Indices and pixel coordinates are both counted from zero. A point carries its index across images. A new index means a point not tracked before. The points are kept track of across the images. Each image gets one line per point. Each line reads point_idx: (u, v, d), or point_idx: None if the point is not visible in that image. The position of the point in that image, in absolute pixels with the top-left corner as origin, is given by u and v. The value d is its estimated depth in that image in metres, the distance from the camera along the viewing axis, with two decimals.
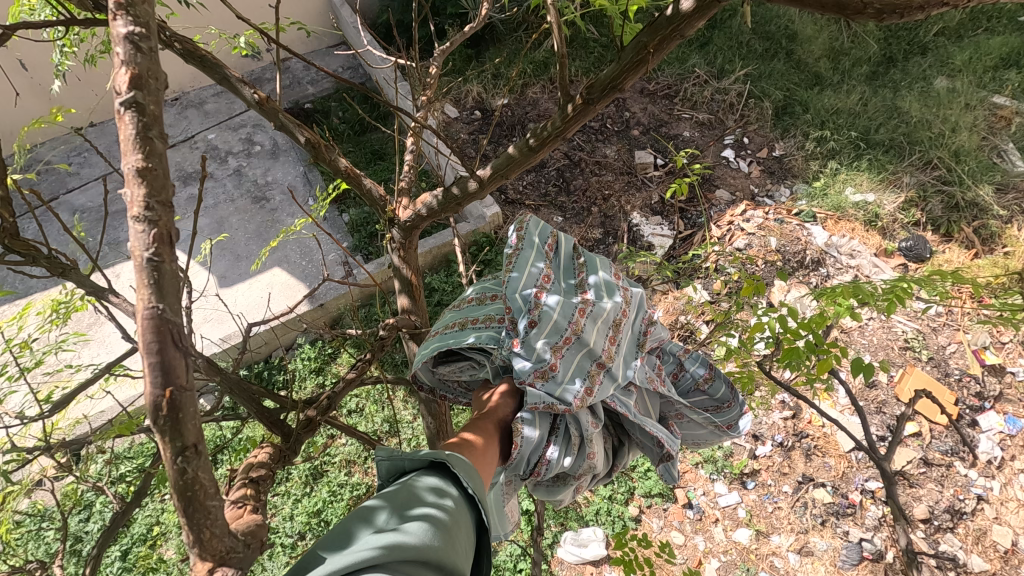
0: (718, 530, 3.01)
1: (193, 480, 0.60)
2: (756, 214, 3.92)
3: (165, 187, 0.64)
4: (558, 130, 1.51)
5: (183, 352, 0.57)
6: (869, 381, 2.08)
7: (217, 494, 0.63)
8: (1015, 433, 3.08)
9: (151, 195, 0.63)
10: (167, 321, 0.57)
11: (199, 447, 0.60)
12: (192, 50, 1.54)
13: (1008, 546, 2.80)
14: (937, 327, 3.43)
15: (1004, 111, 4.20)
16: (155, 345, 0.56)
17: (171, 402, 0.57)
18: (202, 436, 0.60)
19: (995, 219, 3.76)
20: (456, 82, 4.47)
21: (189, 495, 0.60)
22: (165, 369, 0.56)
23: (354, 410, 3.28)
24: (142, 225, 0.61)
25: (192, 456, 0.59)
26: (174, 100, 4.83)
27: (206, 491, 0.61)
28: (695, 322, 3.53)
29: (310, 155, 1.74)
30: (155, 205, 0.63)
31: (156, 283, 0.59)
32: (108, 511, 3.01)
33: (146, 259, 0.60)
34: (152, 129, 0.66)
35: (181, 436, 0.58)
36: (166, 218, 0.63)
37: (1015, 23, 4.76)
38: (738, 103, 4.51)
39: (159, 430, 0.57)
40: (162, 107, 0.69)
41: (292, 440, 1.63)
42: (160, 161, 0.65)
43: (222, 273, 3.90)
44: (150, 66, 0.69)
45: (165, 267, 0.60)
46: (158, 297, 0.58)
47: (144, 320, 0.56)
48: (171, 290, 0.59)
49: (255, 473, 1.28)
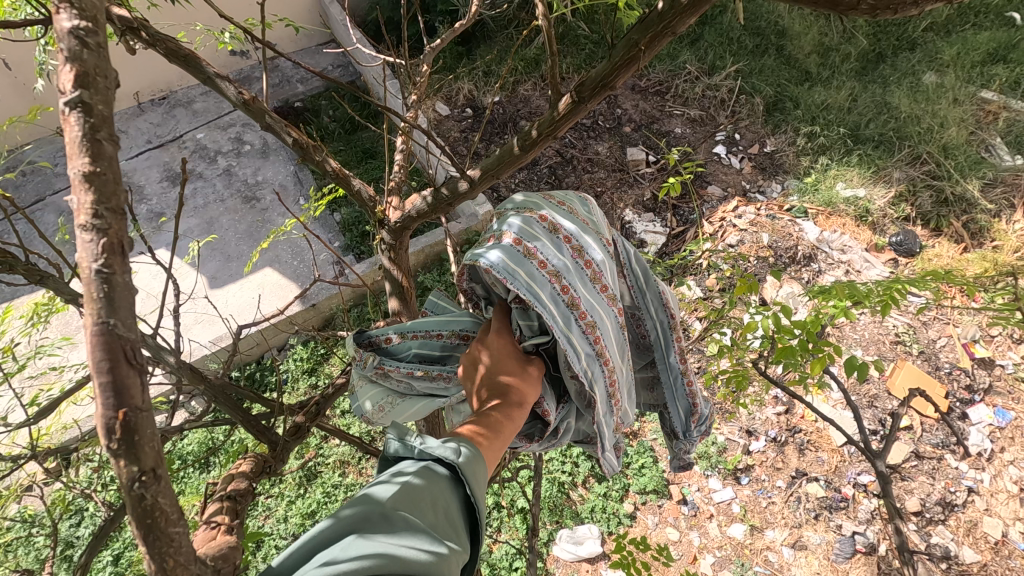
0: (713, 525, 3.02)
1: (152, 506, 0.57)
2: (748, 210, 3.93)
3: (116, 194, 0.61)
4: (549, 129, 1.50)
5: (137, 371, 0.55)
6: (865, 379, 2.07)
7: (182, 520, 0.60)
8: (1005, 425, 3.11)
9: (100, 202, 0.59)
10: (119, 338, 0.55)
11: (158, 471, 0.57)
12: (175, 49, 1.51)
13: (998, 537, 2.83)
14: (929, 321, 3.45)
15: (991, 105, 4.24)
16: (107, 363, 0.55)
17: (125, 423, 0.55)
18: (161, 460, 0.57)
19: (984, 213, 3.79)
20: (447, 79, 4.44)
21: (149, 522, 0.57)
22: (118, 390, 0.54)
23: (348, 411, 3.26)
24: (89, 234, 0.58)
25: (150, 482, 0.56)
26: (160, 99, 4.77)
27: (168, 517, 0.58)
28: (689, 318, 3.54)
29: (298, 156, 1.72)
30: (105, 213, 0.60)
31: (107, 296, 0.56)
32: (99, 516, 2.98)
33: (95, 270, 0.57)
34: (101, 132, 0.62)
35: (138, 460, 0.55)
36: (117, 226, 0.60)
37: (1003, 18, 4.79)
38: (730, 100, 4.52)
39: (114, 454, 0.55)
40: (111, 108, 0.65)
41: (280, 447, 1.61)
42: (110, 166, 0.62)
43: (212, 273, 3.87)
44: (98, 64, 0.66)
45: (116, 279, 0.57)
46: (109, 312, 0.56)
47: (93, 337, 0.54)
48: (123, 304, 0.57)
49: (233, 489, 1.27)
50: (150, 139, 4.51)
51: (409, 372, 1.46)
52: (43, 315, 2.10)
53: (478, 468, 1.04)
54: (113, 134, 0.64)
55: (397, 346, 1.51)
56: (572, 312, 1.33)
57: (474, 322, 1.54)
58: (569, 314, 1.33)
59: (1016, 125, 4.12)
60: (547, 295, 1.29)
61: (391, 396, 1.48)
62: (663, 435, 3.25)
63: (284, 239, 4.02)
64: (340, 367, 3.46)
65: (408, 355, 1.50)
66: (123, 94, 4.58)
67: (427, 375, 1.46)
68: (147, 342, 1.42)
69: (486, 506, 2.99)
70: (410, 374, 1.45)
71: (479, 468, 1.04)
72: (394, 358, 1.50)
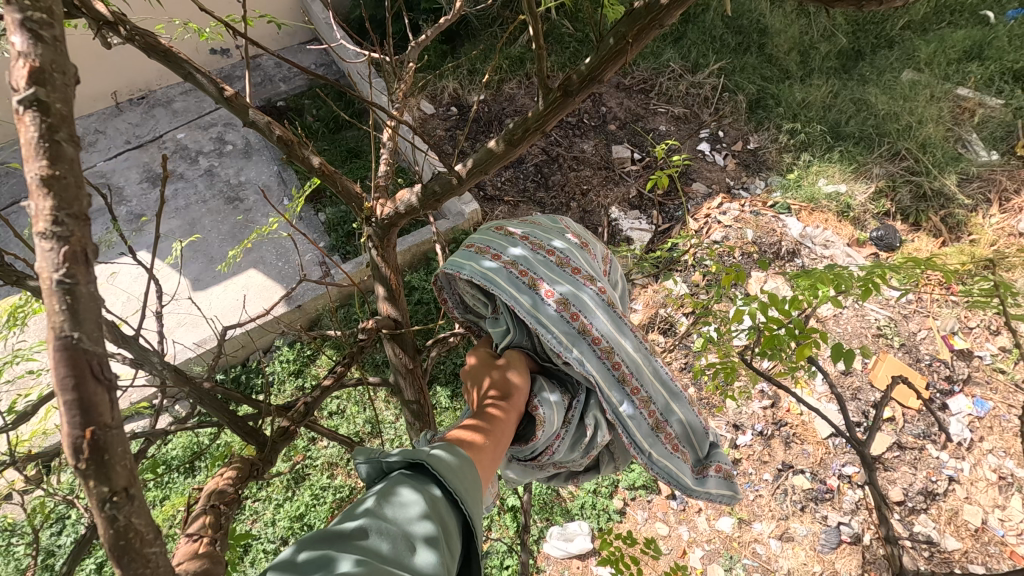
0: (701, 519, 3.05)
1: (126, 527, 0.56)
2: (732, 206, 3.98)
3: (77, 199, 0.58)
4: (537, 124, 1.50)
5: (105, 387, 0.54)
6: (851, 366, 2.09)
7: (158, 539, 0.59)
8: (984, 415, 3.18)
9: (60, 207, 0.57)
10: (84, 353, 0.53)
11: (131, 490, 0.56)
12: (154, 44, 1.48)
13: (978, 524, 2.89)
14: (909, 314, 3.52)
15: (967, 102, 4.31)
16: (72, 380, 0.52)
17: (94, 443, 0.53)
18: (133, 479, 0.57)
19: (961, 208, 3.86)
20: (432, 78, 4.42)
21: (123, 544, 0.56)
22: (85, 408, 0.53)
23: (336, 412, 3.23)
24: (50, 242, 0.56)
25: (122, 502, 0.55)
26: (138, 99, 4.68)
27: (143, 537, 0.58)
28: (675, 314, 3.58)
29: (283, 152, 1.70)
30: (66, 219, 0.57)
31: (70, 307, 0.54)
32: (81, 523, 2.92)
33: (56, 281, 0.54)
34: (59, 132, 0.59)
35: (109, 480, 0.55)
36: (79, 232, 0.57)
37: (976, 17, 4.89)
38: (713, 97, 4.57)
39: (84, 476, 0.54)
40: (70, 105, 0.62)
41: (267, 449, 1.60)
42: (70, 168, 0.59)
43: (194, 275, 3.81)
44: (53, 57, 0.62)
45: (80, 290, 0.55)
46: (73, 325, 0.54)
47: (56, 352, 0.52)
48: (89, 317, 0.54)
49: (218, 500, 1.25)
50: (129, 140, 4.43)
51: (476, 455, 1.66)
52: (19, 318, 2.04)
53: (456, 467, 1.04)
54: (72, 134, 0.61)
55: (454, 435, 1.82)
56: (564, 319, 1.39)
57: None
58: (534, 297, 1.42)
59: (991, 121, 4.19)
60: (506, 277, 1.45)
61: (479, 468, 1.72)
62: None
63: (268, 240, 3.98)
64: (327, 368, 3.43)
65: None
66: (100, 93, 4.49)
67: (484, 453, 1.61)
68: (129, 344, 1.39)
69: None
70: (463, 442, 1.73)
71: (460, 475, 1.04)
72: None
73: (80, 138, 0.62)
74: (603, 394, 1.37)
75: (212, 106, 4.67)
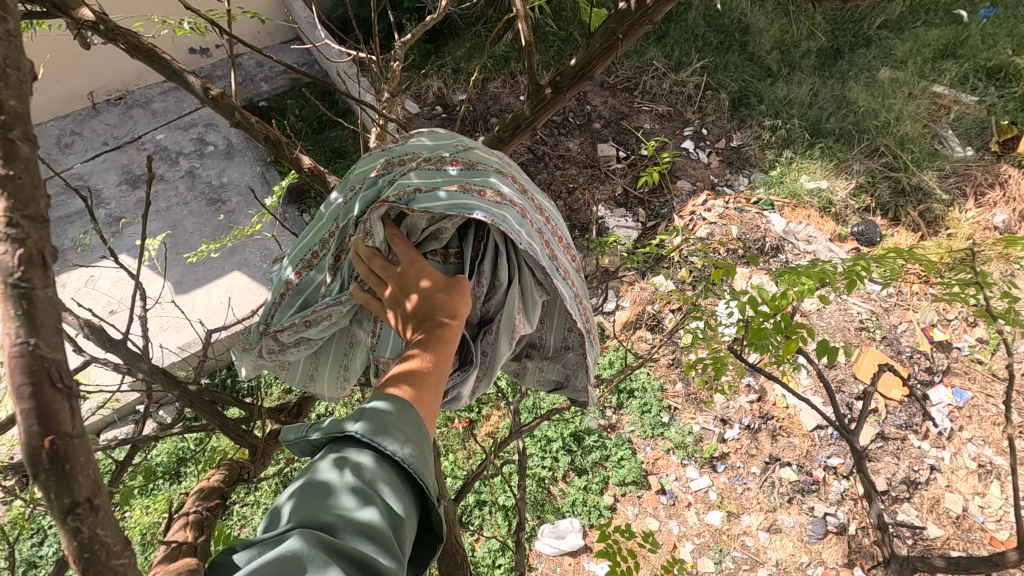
0: (691, 513, 3.09)
1: (92, 539, 0.51)
2: (716, 203, 4.03)
3: (34, 200, 0.57)
4: (527, 121, 1.50)
5: (65, 395, 0.50)
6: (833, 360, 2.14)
7: (127, 552, 0.53)
8: (963, 404, 3.24)
9: (16, 209, 0.56)
10: (42, 359, 0.50)
11: (96, 501, 0.51)
12: (137, 45, 1.45)
13: (959, 511, 2.96)
14: (890, 307, 3.58)
15: (944, 99, 4.40)
16: (30, 388, 0.49)
17: (54, 452, 0.49)
18: (99, 489, 0.52)
19: (938, 202, 3.94)
20: (416, 77, 4.39)
21: (88, 558, 0.50)
22: (44, 416, 0.49)
23: (324, 414, 3.21)
24: (5, 244, 0.53)
25: (86, 513, 0.50)
26: (116, 100, 4.58)
27: (109, 550, 0.51)
28: (663, 310, 3.69)
29: (270, 152, 1.67)
30: (21, 221, 0.55)
31: (27, 313, 0.51)
32: (64, 533, 2.87)
33: (10, 285, 0.52)
34: (13, 130, 0.59)
35: (71, 491, 0.50)
36: (36, 234, 0.56)
37: (950, 16, 4.99)
38: (696, 95, 4.61)
39: (43, 487, 0.49)
40: (26, 103, 0.63)
41: (260, 452, 1.56)
42: (26, 168, 0.58)
43: (177, 278, 3.75)
44: (8, 53, 0.63)
45: (37, 295, 0.53)
46: (30, 331, 0.51)
47: (11, 359, 0.49)
48: (47, 322, 0.52)
49: (202, 505, 1.22)
50: (106, 141, 4.35)
51: (297, 347, 1.34)
52: None
53: (403, 425, 0.88)
54: (27, 132, 0.61)
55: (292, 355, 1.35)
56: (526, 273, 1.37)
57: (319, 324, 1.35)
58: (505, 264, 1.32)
59: (966, 118, 4.27)
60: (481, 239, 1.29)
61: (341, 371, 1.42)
62: (640, 427, 3.31)
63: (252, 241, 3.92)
64: None
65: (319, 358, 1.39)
66: (76, 95, 4.41)
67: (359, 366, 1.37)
68: (114, 348, 1.36)
69: (468, 504, 3.01)
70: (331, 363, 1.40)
71: (410, 423, 0.88)
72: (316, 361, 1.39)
73: (34, 138, 0.62)
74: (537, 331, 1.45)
75: (192, 106, 4.60)
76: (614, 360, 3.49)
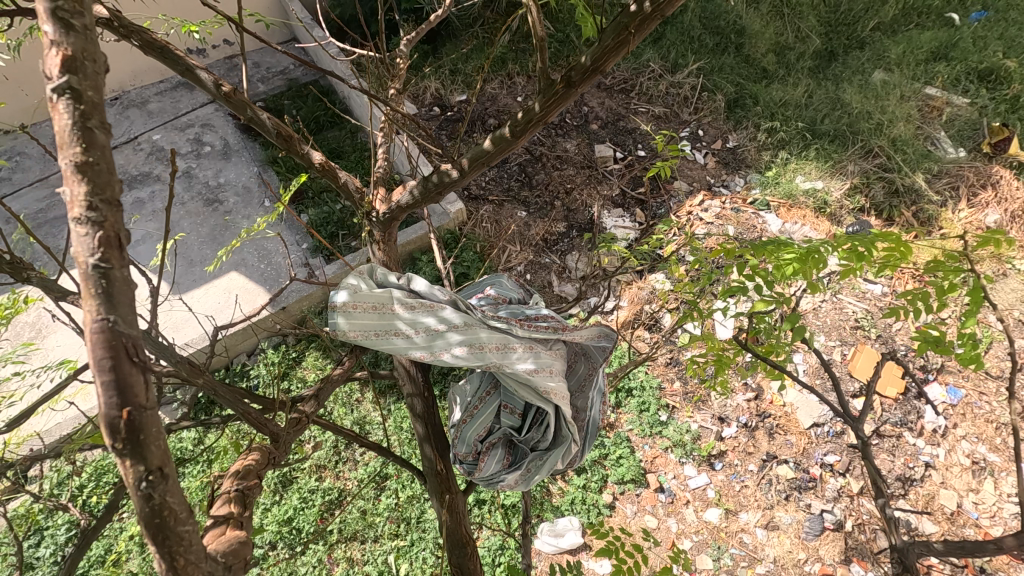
0: (689, 511, 3.11)
1: (161, 505, 0.68)
2: (713, 204, 4.10)
3: (109, 184, 0.71)
4: (538, 116, 1.51)
5: (139, 369, 0.65)
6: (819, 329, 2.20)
7: (188, 519, 0.71)
8: (956, 402, 3.29)
9: (94, 192, 0.69)
10: (121, 336, 0.65)
11: (164, 470, 0.68)
12: (150, 42, 1.47)
13: (954, 508, 3.00)
14: (884, 306, 3.62)
15: (936, 101, 4.45)
16: (109, 361, 0.64)
17: (130, 422, 0.64)
18: (166, 459, 0.68)
19: (931, 203, 3.98)
20: (414, 78, 4.42)
21: (158, 521, 0.68)
22: (122, 389, 0.64)
23: (323, 415, 3.22)
24: (85, 227, 0.68)
25: (157, 480, 0.67)
26: (113, 100, 4.58)
27: (176, 516, 0.69)
28: (660, 311, 3.72)
29: (281, 149, 1.69)
30: (100, 204, 0.70)
31: (105, 291, 0.66)
32: (63, 533, 2.86)
33: (91, 264, 0.66)
34: (92, 119, 0.71)
35: (144, 460, 0.66)
36: (112, 217, 0.70)
37: (942, 19, 5.05)
38: (692, 96, 4.66)
39: (122, 453, 0.65)
40: (99, 90, 0.74)
41: (281, 441, 1.56)
42: (103, 156, 0.71)
43: (176, 278, 3.75)
44: (84, 43, 0.74)
45: (114, 274, 0.67)
46: (109, 309, 0.65)
47: (95, 334, 0.64)
48: (123, 303, 0.66)
49: (241, 482, 1.28)
50: None
51: (374, 313, 1.46)
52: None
53: None
54: (102, 118, 0.73)
55: (363, 315, 1.44)
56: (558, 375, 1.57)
57: (396, 304, 1.48)
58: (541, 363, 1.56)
59: (958, 119, 4.33)
60: (526, 336, 1.57)
61: (368, 334, 1.45)
62: (638, 426, 3.33)
63: (251, 241, 3.94)
64: (314, 370, 3.41)
65: (369, 321, 1.45)
66: None
67: (397, 347, 1.46)
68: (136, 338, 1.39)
69: (468, 503, 3.02)
70: (377, 333, 1.45)
71: None
72: (361, 326, 1.44)
73: (109, 124, 0.74)
74: (547, 426, 1.63)
75: (190, 106, 4.60)
76: (613, 358, 3.51)
